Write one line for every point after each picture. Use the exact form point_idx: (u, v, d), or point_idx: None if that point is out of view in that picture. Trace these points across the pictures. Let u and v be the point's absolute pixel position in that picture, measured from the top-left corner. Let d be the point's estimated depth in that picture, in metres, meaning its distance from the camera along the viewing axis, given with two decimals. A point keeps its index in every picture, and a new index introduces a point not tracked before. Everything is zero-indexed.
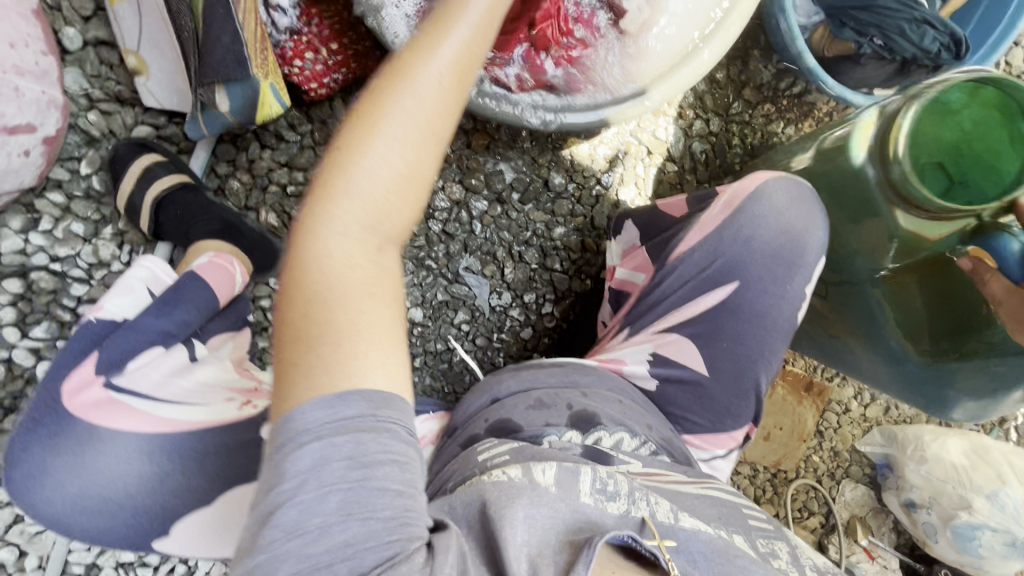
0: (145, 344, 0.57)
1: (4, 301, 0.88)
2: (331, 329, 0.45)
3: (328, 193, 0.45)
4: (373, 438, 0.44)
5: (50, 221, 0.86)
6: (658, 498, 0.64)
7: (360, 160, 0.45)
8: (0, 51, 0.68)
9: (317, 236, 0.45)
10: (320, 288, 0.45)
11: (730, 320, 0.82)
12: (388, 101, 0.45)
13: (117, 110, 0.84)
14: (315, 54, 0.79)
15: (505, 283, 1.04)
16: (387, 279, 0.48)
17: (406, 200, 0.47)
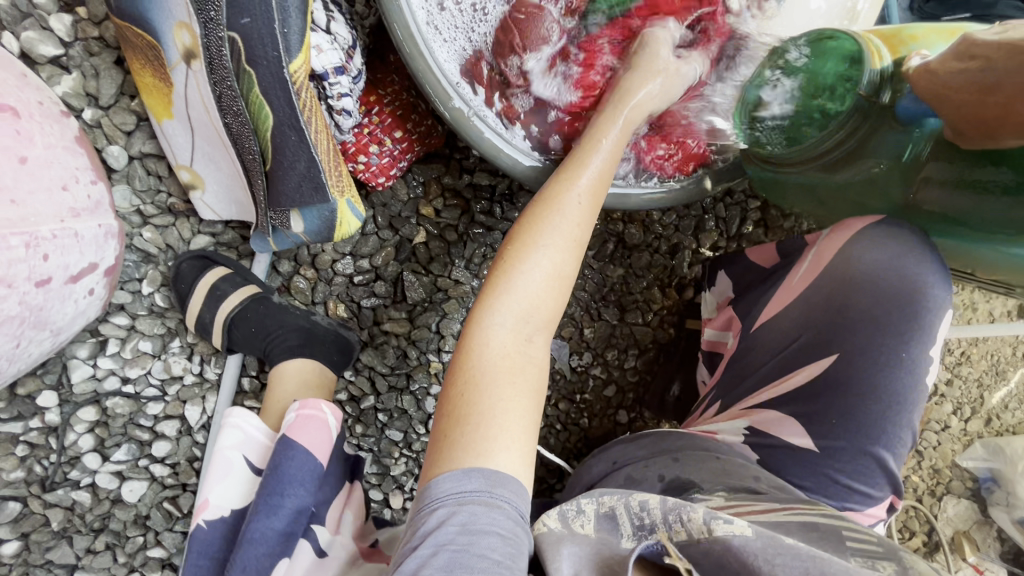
0: (267, 562, 0.56)
1: (82, 428, 0.84)
2: (485, 406, 0.53)
3: (495, 292, 0.57)
4: (486, 512, 0.50)
5: (117, 343, 0.82)
6: (689, 508, 0.58)
7: (522, 265, 0.58)
8: (56, 199, 0.61)
9: (485, 323, 0.56)
10: (482, 371, 0.55)
11: (842, 398, 0.77)
12: (544, 220, 0.60)
13: (171, 223, 0.79)
14: (379, 145, 0.72)
15: (585, 343, 0.99)
16: (531, 366, 0.57)
17: (554, 296, 0.59)
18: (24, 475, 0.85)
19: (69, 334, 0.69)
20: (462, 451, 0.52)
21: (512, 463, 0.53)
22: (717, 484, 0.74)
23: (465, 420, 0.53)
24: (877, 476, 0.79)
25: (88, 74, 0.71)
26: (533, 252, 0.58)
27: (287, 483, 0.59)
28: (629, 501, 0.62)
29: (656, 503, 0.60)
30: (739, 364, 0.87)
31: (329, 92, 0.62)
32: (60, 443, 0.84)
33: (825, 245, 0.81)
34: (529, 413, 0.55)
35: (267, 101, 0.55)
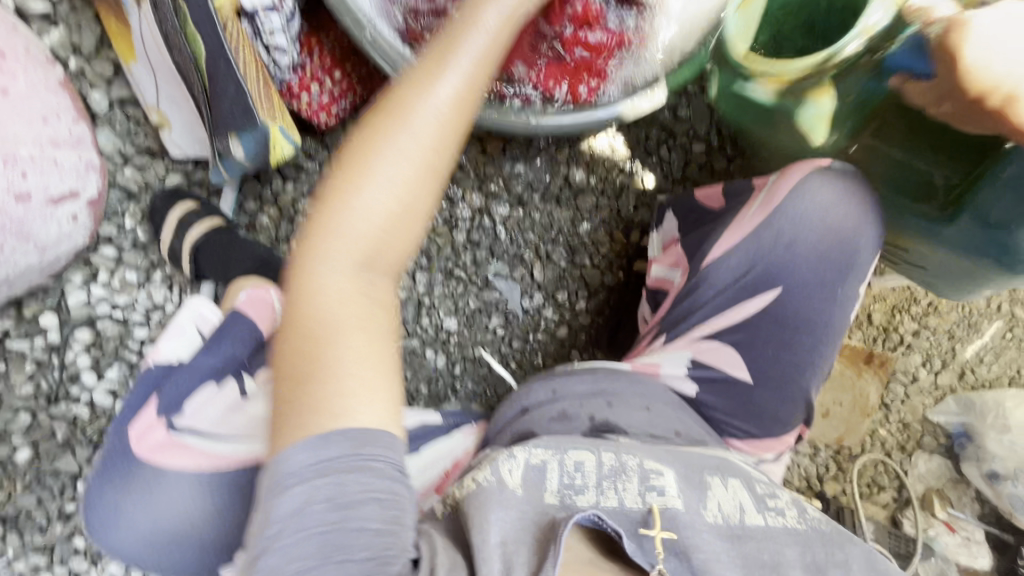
0: (197, 383, 0.64)
1: (80, 348, 0.96)
2: (329, 364, 0.50)
3: (328, 236, 0.51)
4: (351, 478, 0.48)
5: (107, 273, 0.93)
6: (626, 478, 0.64)
7: (359, 200, 0.51)
8: (35, 129, 0.71)
9: (318, 278, 0.51)
10: (323, 329, 0.51)
11: (776, 326, 0.82)
12: (386, 144, 0.51)
13: (149, 163, 0.89)
14: (320, 84, 0.80)
15: (536, 284, 1.03)
16: (381, 311, 0.54)
17: (401, 233, 0.53)
18: (34, 389, 0.97)
19: (56, 254, 0.79)
20: (319, 415, 0.49)
21: (377, 415, 0.51)
22: (642, 431, 0.77)
23: (310, 386, 0.50)
24: (796, 414, 0.83)
25: (72, 28, 0.82)
26: (371, 185, 0.51)
27: (225, 335, 0.68)
28: (563, 460, 0.65)
29: (592, 467, 0.65)
30: (686, 304, 0.86)
31: (262, 29, 0.69)
32: (62, 360, 0.96)
33: (772, 189, 0.83)
34: (386, 362, 0.53)
35: (200, 35, 0.62)
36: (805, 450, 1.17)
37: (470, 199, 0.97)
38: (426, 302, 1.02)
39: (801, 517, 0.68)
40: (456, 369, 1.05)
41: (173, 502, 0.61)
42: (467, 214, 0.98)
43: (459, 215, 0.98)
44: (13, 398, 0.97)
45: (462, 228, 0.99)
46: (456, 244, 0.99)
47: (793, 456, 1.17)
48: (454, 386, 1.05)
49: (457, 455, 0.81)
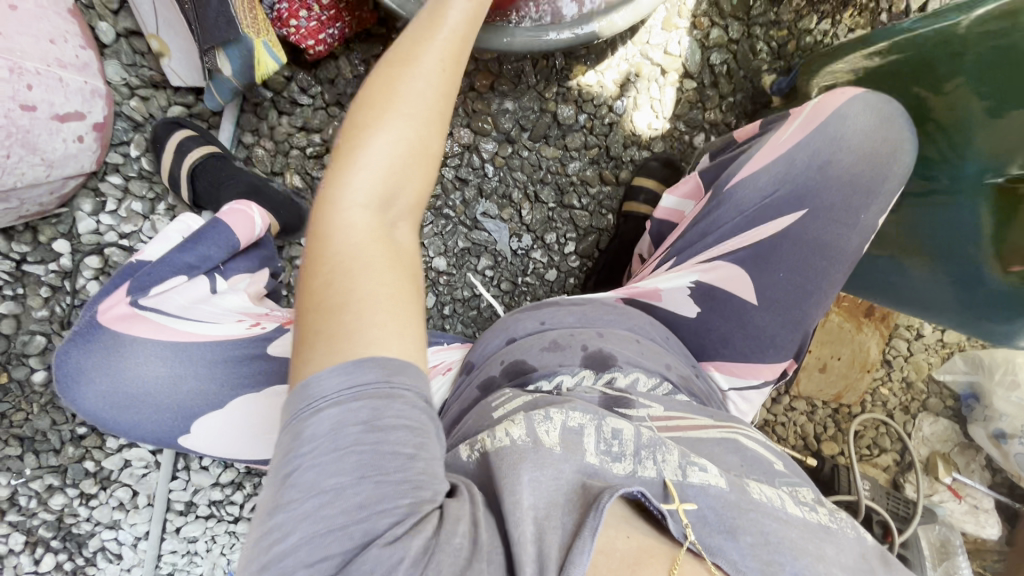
0: (169, 271, 0.62)
1: (90, 275, 1.01)
2: (361, 295, 0.42)
3: (345, 163, 0.45)
4: (387, 403, 0.39)
5: (114, 202, 0.99)
6: (666, 449, 0.49)
7: (373, 135, 0.45)
8: (42, 47, 0.76)
9: (336, 224, 0.44)
10: (348, 259, 0.43)
11: (792, 251, 0.78)
12: (400, 84, 0.47)
13: (152, 95, 0.93)
14: (308, 12, 0.83)
15: (525, 225, 1.03)
16: (403, 254, 0.46)
17: (418, 173, 0.47)
18: (48, 314, 1.04)
19: (63, 172, 0.84)
20: (347, 345, 0.40)
21: (410, 344, 0.42)
22: (636, 365, 0.70)
23: (336, 311, 0.41)
24: (793, 342, 0.81)
25: None
26: (389, 119, 0.46)
27: (201, 237, 0.65)
28: (599, 426, 0.49)
29: (630, 436, 0.49)
30: (706, 222, 0.83)
31: None
32: (73, 286, 1.02)
33: (816, 110, 0.78)
34: (410, 296, 0.44)
35: None
36: (800, 408, 1.13)
37: (459, 135, 0.98)
38: (416, 241, 1.03)
39: (834, 514, 0.51)
40: (445, 311, 1.05)
41: (135, 370, 0.60)
42: (456, 151, 0.99)
43: (448, 151, 0.99)
44: (31, 322, 1.04)
45: (451, 164, 1.00)
46: (445, 181, 1.00)
47: (789, 413, 1.13)
48: (444, 326, 1.06)
49: None
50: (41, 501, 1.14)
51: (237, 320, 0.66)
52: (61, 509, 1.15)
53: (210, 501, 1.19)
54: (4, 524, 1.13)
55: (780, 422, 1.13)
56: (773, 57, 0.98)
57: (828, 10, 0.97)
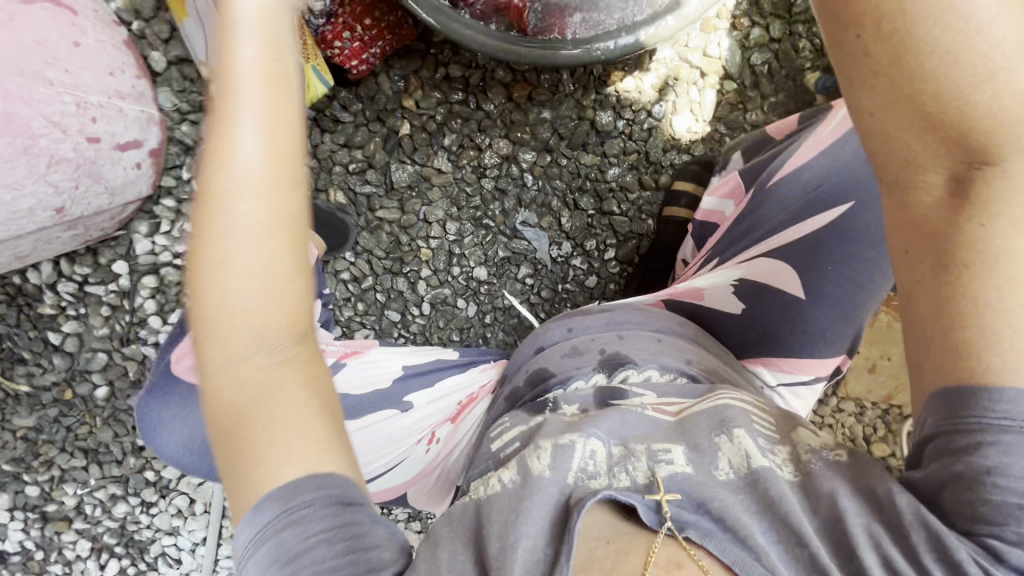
0: None
1: (147, 294, 1.06)
2: (248, 441, 0.42)
3: (207, 330, 0.44)
4: (292, 531, 0.41)
5: (168, 224, 1.02)
6: (635, 458, 0.50)
7: (216, 295, 0.43)
8: (103, 80, 0.79)
9: (211, 378, 0.44)
10: (235, 416, 0.43)
11: (838, 246, 0.68)
12: (219, 225, 0.43)
13: (201, 119, 0.96)
14: (351, 32, 0.83)
15: (564, 233, 1.03)
16: (287, 374, 0.44)
17: (280, 300, 0.44)
18: (109, 331, 1.08)
19: (124, 198, 0.88)
20: (251, 489, 0.42)
21: (298, 463, 0.42)
22: (652, 361, 0.69)
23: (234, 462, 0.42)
24: (845, 333, 0.72)
25: None
26: (223, 273, 0.43)
27: None
28: (582, 444, 0.51)
29: (604, 456, 0.51)
30: (751, 220, 0.78)
31: None
32: (132, 305, 1.06)
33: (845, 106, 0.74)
34: (300, 414, 0.43)
35: None
36: (848, 409, 1.12)
37: (497, 147, 0.99)
38: (457, 251, 1.04)
39: (801, 461, 0.50)
40: (486, 319, 1.06)
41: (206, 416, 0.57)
42: (494, 162, 1.00)
43: (487, 162, 1.00)
44: (93, 340, 1.09)
45: (490, 176, 1.01)
46: (484, 192, 1.02)
47: (836, 414, 1.12)
48: (485, 334, 1.07)
49: (474, 389, 0.79)
50: (105, 509, 1.19)
51: None
52: (124, 517, 1.20)
53: None
54: (72, 531, 1.19)
55: (827, 423, 1.12)
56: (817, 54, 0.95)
57: None
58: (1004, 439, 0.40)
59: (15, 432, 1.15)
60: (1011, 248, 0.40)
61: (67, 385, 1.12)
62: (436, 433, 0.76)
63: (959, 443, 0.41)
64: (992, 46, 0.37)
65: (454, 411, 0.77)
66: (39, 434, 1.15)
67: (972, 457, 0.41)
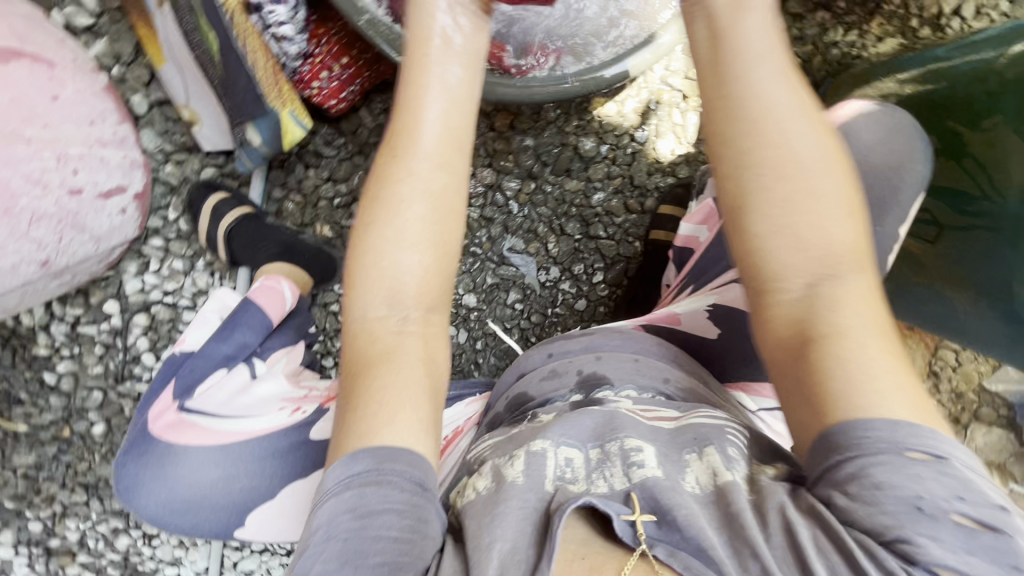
0: (210, 368, 0.67)
1: (139, 332, 1.06)
2: (377, 387, 0.49)
3: (358, 276, 0.52)
4: (374, 491, 0.45)
5: (157, 262, 1.03)
6: (609, 465, 0.51)
7: (377, 248, 0.51)
8: (83, 130, 0.79)
9: (355, 323, 0.52)
10: (371, 358, 0.51)
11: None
12: (394, 188, 0.52)
13: (185, 158, 0.97)
14: (329, 71, 0.82)
15: (552, 257, 1.03)
16: (420, 337, 0.52)
17: (429, 268, 0.52)
18: (103, 369, 1.09)
19: (110, 243, 0.88)
20: (365, 420, 0.48)
21: (400, 434, 0.47)
22: (627, 381, 0.66)
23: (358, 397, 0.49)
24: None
25: (113, 38, 0.91)
26: (386, 229, 0.51)
27: (238, 323, 0.71)
28: (554, 453, 0.52)
29: (581, 463, 0.52)
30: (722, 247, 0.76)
31: (268, 21, 0.74)
32: (125, 342, 1.07)
33: None
34: (414, 384, 0.50)
35: (211, 28, 0.70)
36: None
37: (482, 175, 0.99)
38: None
39: (756, 475, 0.50)
40: (477, 345, 1.05)
41: (185, 473, 0.62)
42: (479, 190, 1.00)
43: (472, 191, 1.00)
44: (88, 378, 1.09)
45: (476, 204, 1.01)
46: (470, 221, 1.01)
47: None
48: (477, 360, 1.05)
49: (460, 423, 0.78)
50: (108, 543, 1.19)
51: (279, 409, 0.68)
52: (127, 549, 1.19)
53: (259, 542, 1.20)
54: (77, 565, 1.18)
55: None
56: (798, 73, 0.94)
57: (856, 20, 0.92)
58: (879, 460, 0.42)
59: (17, 470, 1.15)
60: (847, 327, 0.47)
61: (65, 423, 1.12)
62: None
63: (846, 470, 0.43)
64: (794, 160, 0.50)
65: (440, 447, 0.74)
66: (40, 471, 1.15)
67: (855, 480, 0.42)
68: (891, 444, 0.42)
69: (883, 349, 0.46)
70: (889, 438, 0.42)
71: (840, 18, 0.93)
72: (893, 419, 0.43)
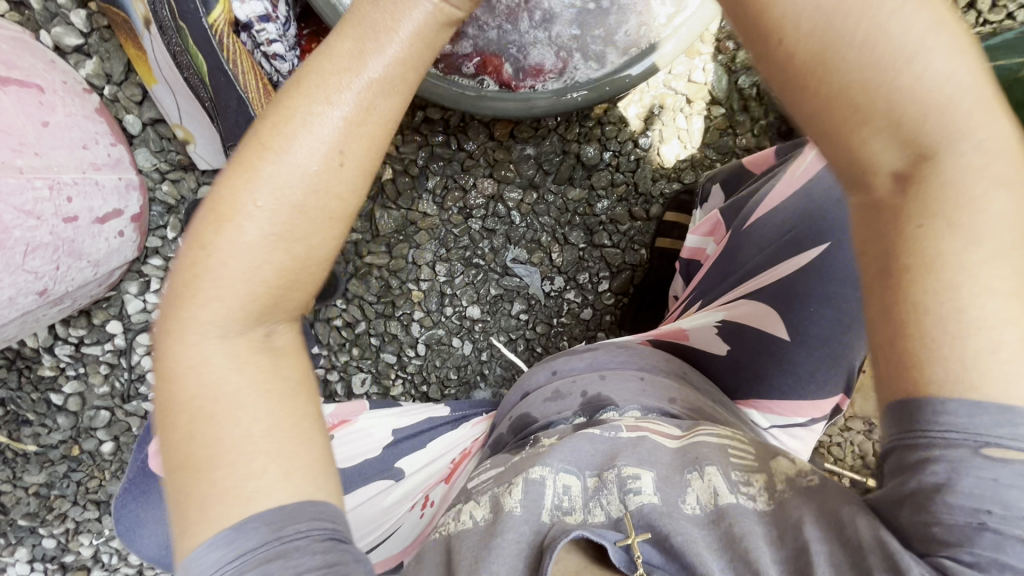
0: None
1: (143, 351, 1.06)
2: (232, 439, 0.38)
3: (197, 291, 0.40)
4: (281, 565, 0.36)
5: (158, 281, 1.02)
6: (606, 490, 0.50)
7: (234, 248, 0.39)
8: (77, 155, 0.78)
9: (194, 353, 0.40)
10: (217, 403, 0.39)
11: (818, 290, 0.60)
12: (277, 157, 0.38)
13: (182, 177, 0.95)
14: None
15: (556, 267, 1.00)
16: (282, 368, 0.41)
17: (303, 279, 0.41)
18: (110, 389, 1.09)
19: (109, 267, 0.87)
20: (225, 474, 0.38)
21: (296, 488, 0.38)
22: (633, 401, 0.63)
23: (213, 449, 0.38)
24: (834, 379, 0.65)
25: (104, 57, 0.89)
26: (253, 216, 0.38)
27: None
28: (552, 481, 0.51)
29: (579, 491, 0.51)
30: (729, 258, 0.73)
31: (259, 39, 0.73)
32: (129, 362, 1.07)
33: None
34: (298, 413, 0.41)
35: (201, 53, 0.67)
36: (857, 427, 1.09)
37: (482, 186, 0.98)
38: (448, 292, 1.01)
39: (775, 491, 0.45)
40: (483, 356, 1.03)
41: None
42: (480, 202, 0.98)
43: (473, 203, 0.98)
44: (94, 397, 1.09)
45: (477, 216, 0.99)
46: (472, 232, 0.99)
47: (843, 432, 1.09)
48: (483, 371, 1.04)
49: (467, 444, 0.76)
50: (122, 556, 1.18)
51: None
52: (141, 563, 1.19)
53: None
54: None
55: (835, 442, 1.09)
56: None
57: None
58: (947, 455, 0.32)
59: (27, 489, 1.13)
60: (959, 252, 0.33)
61: (73, 442, 1.11)
62: (429, 495, 0.72)
63: (912, 459, 0.34)
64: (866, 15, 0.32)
65: (447, 471, 0.73)
66: (51, 489, 1.13)
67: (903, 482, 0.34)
68: (970, 432, 0.32)
69: (999, 281, 0.32)
70: (969, 426, 0.32)
71: None
72: (984, 402, 0.32)
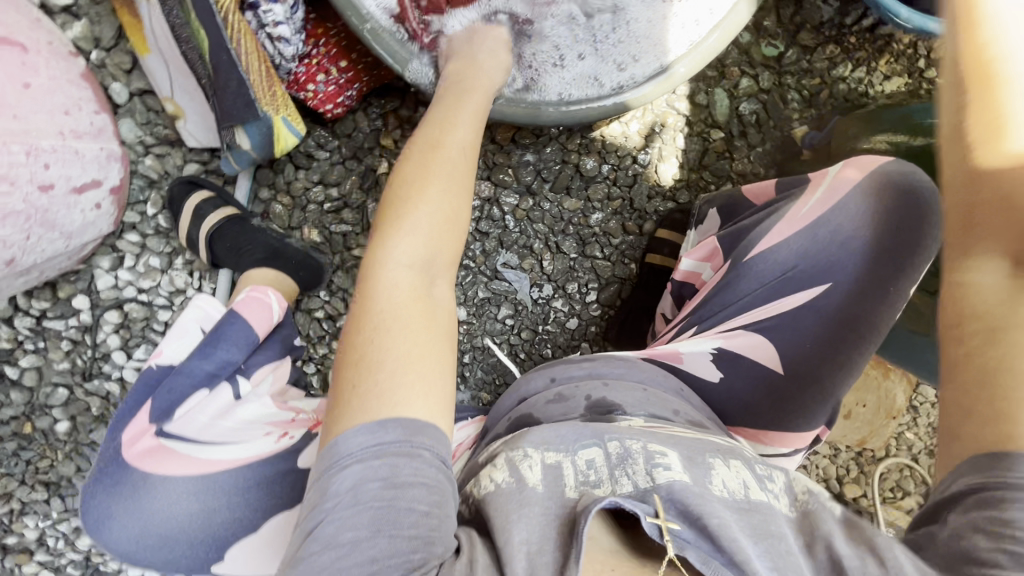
0: (191, 388, 0.65)
1: (110, 328, 1.00)
2: (396, 353, 0.47)
3: (390, 231, 0.53)
4: (405, 464, 0.43)
5: (133, 258, 0.98)
6: (632, 461, 0.47)
7: (417, 205, 0.54)
8: (57, 121, 0.74)
9: (378, 278, 0.51)
10: (386, 317, 0.49)
11: (817, 327, 0.67)
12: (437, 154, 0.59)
13: (167, 152, 0.92)
14: (326, 75, 0.80)
15: (546, 274, 1.00)
16: (438, 311, 0.51)
17: (451, 241, 0.56)
18: (70, 366, 1.02)
19: (82, 240, 0.83)
20: (388, 377, 0.45)
21: (432, 408, 0.46)
22: (641, 410, 0.60)
23: (377, 362, 0.46)
24: (818, 412, 0.68)
25: (94, 21, 0.86)
26: (429, 188, 0.56)
27: (222, 338, 0.68)
28: (572, 461, 0.48)
29: (603, 461, 0.48)
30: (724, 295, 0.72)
31: (264, 19, 0.71)
32: (94, 339, 1.01)
33: (834, 180, 0.69)
34: (439, 352, 0.48)
35: (202, 28, 0.64)
36: (823, 451, 1.11)
37: (480, 189, 0.97)
38: None
39: (797, 497, 0.49)
40: (465, 358, 1.00)
41: (160, 504, 0.59)
42: (476, 203, 0.97)
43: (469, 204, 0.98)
44: (53, 374, 1.03)
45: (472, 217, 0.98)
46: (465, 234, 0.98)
47: (811, 455, 1.12)
48: (463, 373, 1.01)
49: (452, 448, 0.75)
50: (68, 541, 1.07)
51: (265, 434, 0.66)
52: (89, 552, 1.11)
53: None
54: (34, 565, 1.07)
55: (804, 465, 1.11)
56: (804, 106, 0.94)
57: (864, 57, 0.93)
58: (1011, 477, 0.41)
59: None
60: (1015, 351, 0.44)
61: (25, 419, 1.04)
62: None
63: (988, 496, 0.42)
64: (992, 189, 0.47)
65: None
66: None
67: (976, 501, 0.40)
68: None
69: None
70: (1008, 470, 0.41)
71: (848, 53, 0.93)
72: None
